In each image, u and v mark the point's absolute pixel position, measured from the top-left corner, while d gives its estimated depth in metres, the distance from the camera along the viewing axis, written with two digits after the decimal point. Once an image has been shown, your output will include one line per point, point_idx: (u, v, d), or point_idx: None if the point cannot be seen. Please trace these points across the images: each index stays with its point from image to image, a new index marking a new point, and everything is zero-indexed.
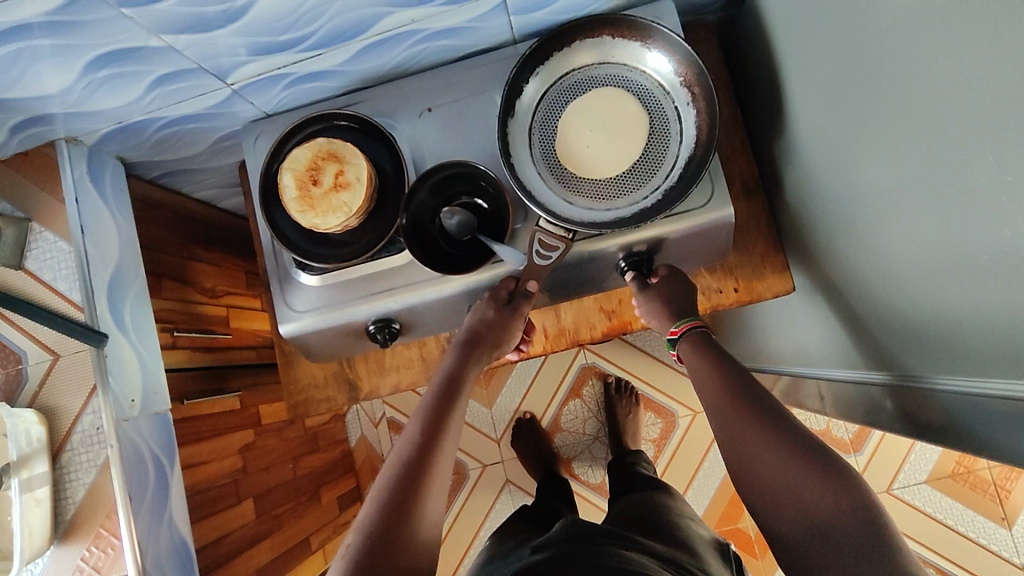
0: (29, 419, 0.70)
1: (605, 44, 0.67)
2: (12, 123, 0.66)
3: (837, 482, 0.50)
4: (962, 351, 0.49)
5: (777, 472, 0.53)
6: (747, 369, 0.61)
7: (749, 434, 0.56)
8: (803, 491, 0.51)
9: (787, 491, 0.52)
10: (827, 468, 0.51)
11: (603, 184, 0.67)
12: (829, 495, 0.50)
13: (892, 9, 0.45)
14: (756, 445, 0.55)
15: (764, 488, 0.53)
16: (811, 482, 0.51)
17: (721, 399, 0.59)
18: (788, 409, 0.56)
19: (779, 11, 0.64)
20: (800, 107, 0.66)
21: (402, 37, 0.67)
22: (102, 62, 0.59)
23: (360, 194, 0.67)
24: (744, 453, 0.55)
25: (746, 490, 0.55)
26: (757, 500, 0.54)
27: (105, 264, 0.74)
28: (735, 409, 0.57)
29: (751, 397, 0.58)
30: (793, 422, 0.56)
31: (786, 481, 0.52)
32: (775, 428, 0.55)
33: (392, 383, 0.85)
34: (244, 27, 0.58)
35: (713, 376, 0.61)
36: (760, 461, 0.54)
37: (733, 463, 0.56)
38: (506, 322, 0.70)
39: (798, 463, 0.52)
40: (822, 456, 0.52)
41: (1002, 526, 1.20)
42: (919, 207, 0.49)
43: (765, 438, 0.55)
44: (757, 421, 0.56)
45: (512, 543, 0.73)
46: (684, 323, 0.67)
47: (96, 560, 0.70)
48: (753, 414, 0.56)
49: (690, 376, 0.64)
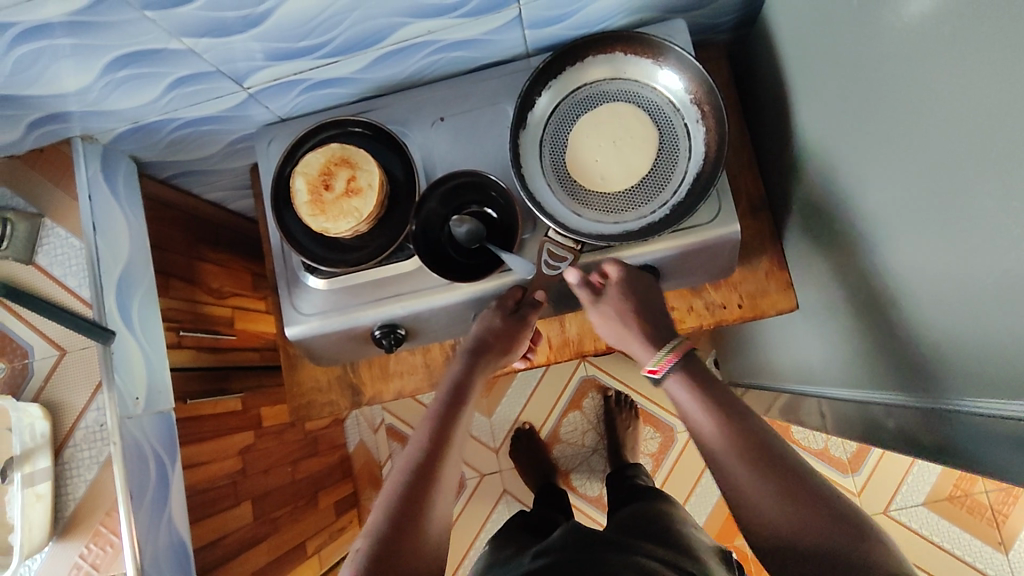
0: (34, 413, 0.68)
1: (618, 60, 0.68)
2: (29, 120, 0.67)
3: (846, 523, 0.52)
4: (962, 372, 0.49)
5: (783, 519, 0.54)
6: (740, 402, 0.62)
7: (753, 478, 0.56)
8: (812, 530, 0.52)
9: (798, 530, 0.53)
10: (830, 513, 0.53)
11: (611, 198, 0.68)
12: (836, 538, 0.51)
13: (900, 37, 0.46)
14: (764, 482, 0.55)
15: (773, 524, 0.54)
16: (819, 521, 0.52)
17: (723, 432, 0.59)
18: (786, 446, 0.58)
19: (788, 31, 0.66)
20: (806, 127, 0.67)
21: (418, 46, 0.68)
22: (122, 62, 0.60)
23: (371, 201, 0.68)
24: (752, 490, 0.56)
25: (753, 526, 0.55)
26: (764, 537, 0.54)
27: (115, 262, 0.74)
28: (739, 444, 0.58)
29: (750, 440, 0.58)
30: (794, 458, 0.57)
31: (794, 518, 0.53)
32: (780, 466, 0.56)
33: (396, 389, 0.85)
34: (263, 33, 0.59)
35: (716, 412, 0.60)
36: (765, 497, 0.55)
37: (738, 497, 0.56)
38: (516, 329, 0.71)
39: (803, 508, 0.53)
40: (823, 495, 0.54)
41: (999, 551, 1.20)
42: (923, 227, 0.49)
43: (771, 484, 0.55)
44: (762, 457, 0.57)
45: (509, 551, 0.73)
46: (664, 359, 0.64)
47: (94, 557, 0.69)
48: (757, 448, 0.57)
49: (680, 404, 0.63)
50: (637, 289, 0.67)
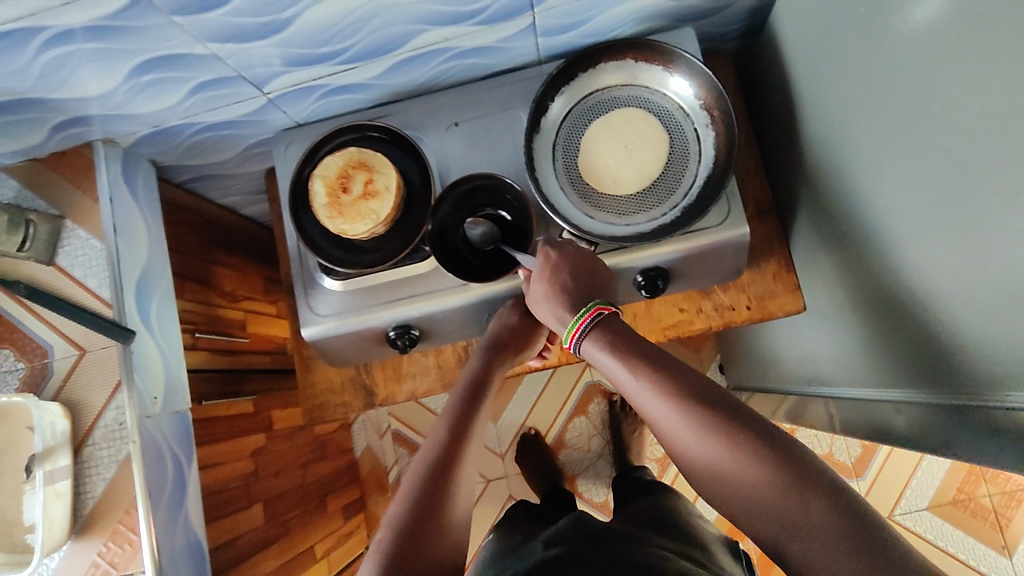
0: (55, 411, 0.69)
1: (630, 67, 0.70)
2: (53, 123, 0.68)
3: (804, 474, 0.46)
4: (969, 367, 0.50)
5: (725, 473, 0.49)
6: (676, 360, 0.55)
7: (698, 445, 0.50)
8: (769, 493, 0.46)
9: (757, 497, 0.47)
10: (774, 458, 0.47)
11: (623, 200, 0.69)
12: (783, 490, 0.46)
13: (907, 43, 0.48)
14: (712, 448, 0.50)
15: (734, 493, 0.49)
16: (774, 481, 0.46)
17: (662, 399, 0.53)
18: (732, 397, 0.52)
19: (795, 39, 0.68)
20: (812, 132, 0.69)
21: (435, 53, 0.70)
22: (148, 66, 0.62)
23: (388, 203, 0.69)
24: (704, 459, 0.50)
25: (720, 496, 0.50)
26: (732, 507, 0.49)
27: (134, 263, 0.76)
28: (679, 408, 0.52)
29: (680, 391, 0.52)
30: (743, 411, 0.50)
31: (749, 482, 0.48)
32: (729, 424, 0.50)
33: (409, 391, 0.86)
34: (284, 39, 0.61)
35: (653, 381, 0.54)
36: (719, 464, 0.49)
37: (697, 469, 0.51)
38: (531, 329, 0.75)
39: (734, 453, 0.48)
40: (778, 444, 0.48)
41: (1003, 555, 1.21)
42: (931, 226, 0.51)
43: (697, 434, 0.50)
44: (703, 418, 0.50)
45: (519, 537, 0.73)
46: (585, 313, 0.61)
47: (113, 555, 0.69)
48: (697, 409, 0.51)
49: (616, 375, 0.58)
50: (567, 262, 0.65)
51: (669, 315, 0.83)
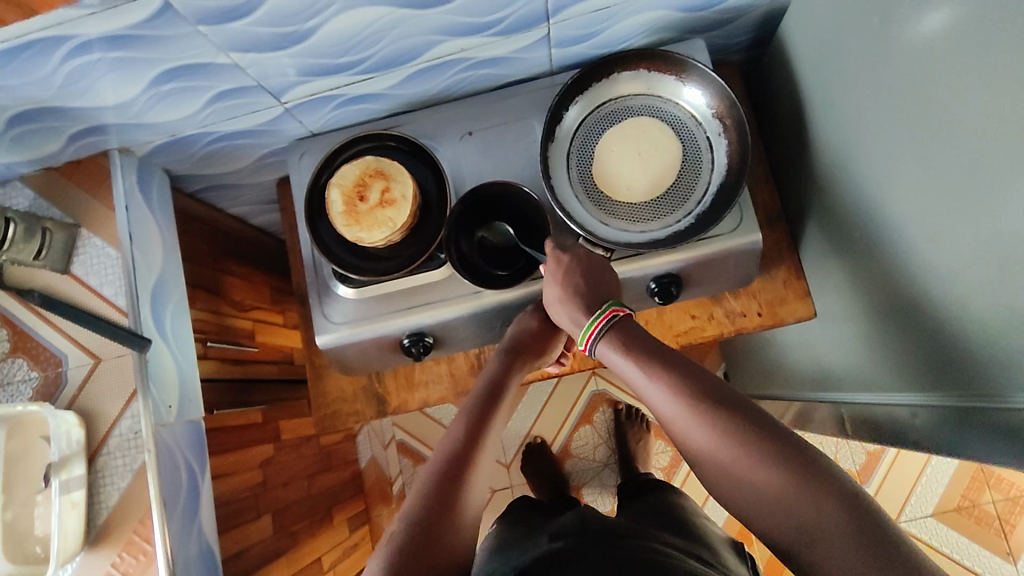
0: (71, 421, 0.68)
1: (643, 76, 0.71)
2: (71, 131, 0.68)
3: (819, 477, 0.46)
4: (982, 368, 0.51)
5: (740, 475, 0.49)
6: (692, 363, 0.56)
7: (714, 447, 0.51)
8: (784, 494, 0.47)
9: (772, 498, 0.47)
10: (789, 460, 0.47)
11: (637, 207, 0.70)
12: (797, 492, 0.46)
13: (919, 53, 0.49)
14: (727, 450, 0.50)
15: (749, 495, 0.49)
16: (789, 483, 0.46)
17: (677, 402, 0.53)
18: (748, 401, 0.52)
19: (804, 51, 0.69)
20: (822, 141, 0.70)
21: (451, 64, 0.71)
22: (169, 75, 0.62)
23: (405, 211, 0.70)
24: (720, 461, 0.50)
25: (734, 499, 0.50)
26: (747, 509, 0.50)
27: (149, 271, 0.76)
28: (694, 411, 0.52)
29: (695, 393, 0.53)
30: (759, 414, 0.51)
31: (765, 484, 0.48)
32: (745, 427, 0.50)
33: (421, 399, 0.86)
34: (305, 49, 0.62)
35: (668, 384, 0.54)
36: (734, 465, 0.49)
37: (712, 471, 0.52)
38: (550, 334, 0.74)
39: (750, 455, 0.48)
40: (794, 448, 0.48)
41: (1008, 561, 1.21)
42: (942, 231, 0.52)
43: (713, 435, 0.51)
44: (718, 421, 0.51)
45: (522, 529, 0.73)
46: (599, 317, 0.62)
47: (127, 566, 0.68)
48: (712, 411, 0.51)
49: (631, 377, 0.58)
50: (579, 266, 0.65)
51: (680, 322, 0.84)
